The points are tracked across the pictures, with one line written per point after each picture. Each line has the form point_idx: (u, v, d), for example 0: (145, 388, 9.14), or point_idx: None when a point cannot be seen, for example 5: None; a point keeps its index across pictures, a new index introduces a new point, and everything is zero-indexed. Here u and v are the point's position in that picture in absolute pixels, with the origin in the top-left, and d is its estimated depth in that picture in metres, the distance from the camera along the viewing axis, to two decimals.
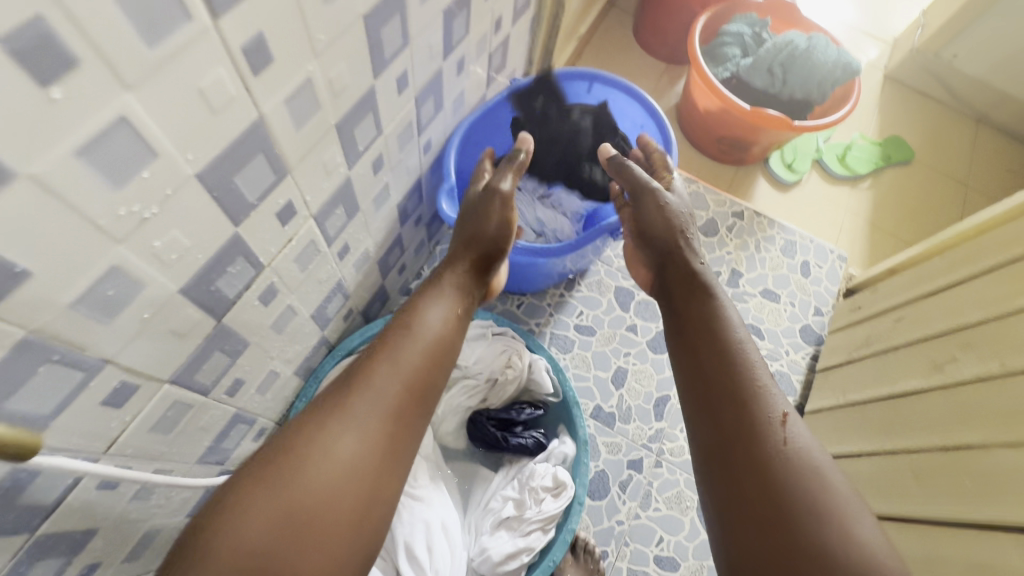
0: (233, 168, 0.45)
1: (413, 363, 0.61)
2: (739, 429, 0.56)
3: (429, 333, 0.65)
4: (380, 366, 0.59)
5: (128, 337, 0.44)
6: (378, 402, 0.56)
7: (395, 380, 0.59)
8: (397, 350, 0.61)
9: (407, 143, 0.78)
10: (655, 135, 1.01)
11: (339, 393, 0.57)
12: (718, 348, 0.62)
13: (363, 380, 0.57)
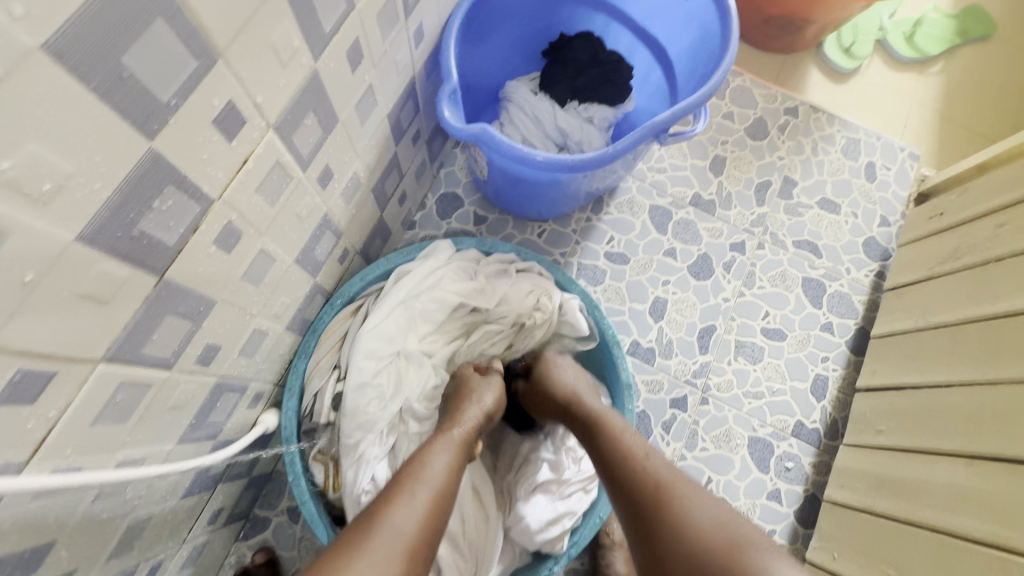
0: (114, 43, 0.29)
1: (433, 503, 0.51)
2: (643, 500, 0.54)
3: (443, 477, 0.54)
4: (404, 501, 0.49)
5: (11, 306, 0.30)
6: (404, 535, 0.46)
7: (421, 517, 0.49)
8: (419, 481, 0.52)
9: (391, 29, 0.59)
10: (705, 8, 0.80)
11: (360, 523, 0.47)
12: (604, 455, 0.61)
13: (384, 512, 0.48)
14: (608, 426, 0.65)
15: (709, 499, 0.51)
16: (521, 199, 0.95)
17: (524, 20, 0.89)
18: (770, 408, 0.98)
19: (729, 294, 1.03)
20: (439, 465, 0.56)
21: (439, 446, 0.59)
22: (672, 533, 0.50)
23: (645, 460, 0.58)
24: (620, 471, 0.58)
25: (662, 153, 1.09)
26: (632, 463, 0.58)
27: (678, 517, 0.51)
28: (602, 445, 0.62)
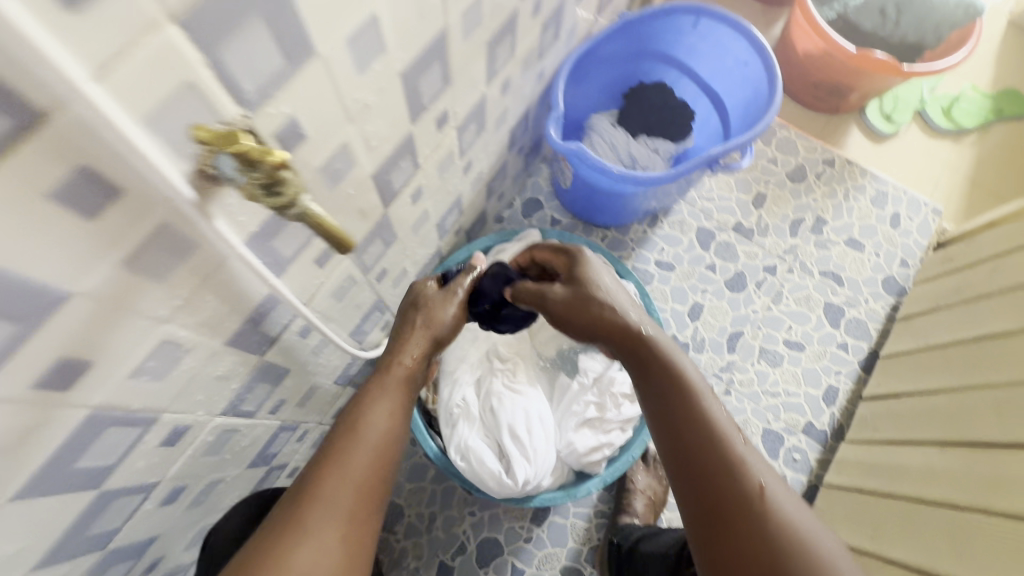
0: (420, 71, 0.54)
1: (393, 412, 0.56)
2: (677, 423, 0.58)
3: (379, 431, 0.54)
4: (369, 413, 0.55)
5: (338, 205, 0.55)
6: (372, 449, 0.53)
7: (387, 425, 0.55)
8: (373, 412, 0.55)
9: (527, 69, 0.84)
10: (758, 73, 1.02)
11: (335, 442, 0.53)
12: (644, 360, 0.63)
13: (358, 426, 0.54)
14: (660, 357, 0.63)
15: (754, 451, 0.55)
16: (593, 207, 1.18)
17: (613, 69, 1.14)
18: (785, 406, 1.14)
19: (758, 307, 1.21)
20: (386, 408, 0.56)
21: (384, 395, 0.57)
22: (720, 468, 0.54)
23: (706, 402, 0.59)
24: (672, 401, 0.59)
25: (712, 185, 1.30)
26: (696, 405, 0.58)
27: (727, 465, 0.54)
28: (655, 377, 0.62)
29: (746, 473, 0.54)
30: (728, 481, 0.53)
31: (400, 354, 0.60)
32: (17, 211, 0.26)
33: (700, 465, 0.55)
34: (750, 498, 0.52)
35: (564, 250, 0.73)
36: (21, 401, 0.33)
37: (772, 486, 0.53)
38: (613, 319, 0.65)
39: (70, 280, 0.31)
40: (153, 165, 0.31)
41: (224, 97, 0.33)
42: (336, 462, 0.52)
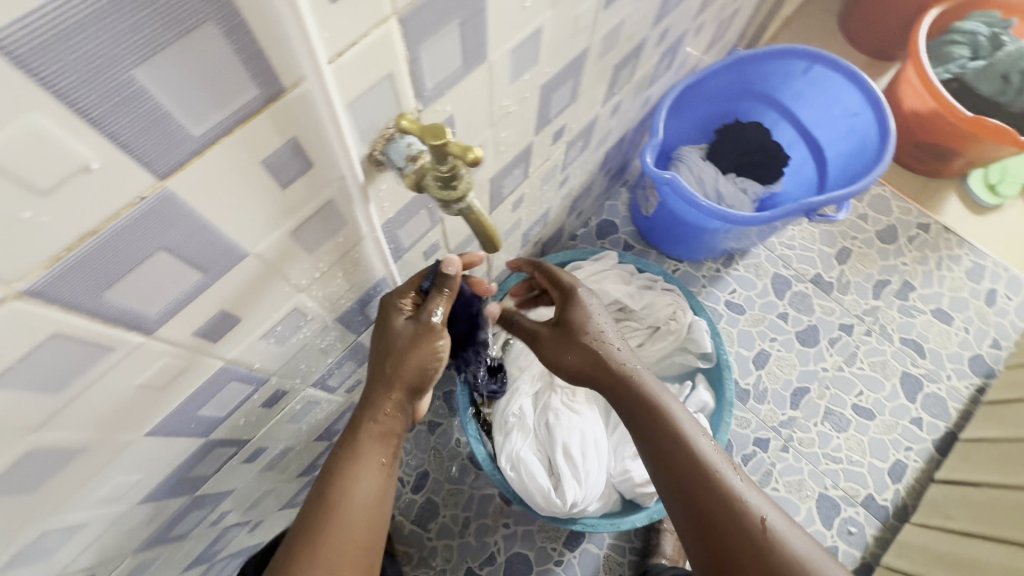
0: (557, 85, 0.55)
1: (382, 476, 0.55)
2: (665, 465, 0.56)
3: (361, 497, 0.53)
4: (349, 486, 0.53)
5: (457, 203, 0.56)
6: (359, 521, 0.53)
7: (372, 491, 0.54)
8: (349, 478, 0.53)
9: (637, 94, 0.85)
10: (869, 126, 1.00)
11: (315, 523, 0.52)
12: (627, 398, 0.62)
13: (339, 502, 0.52)
14: (646, 394, 0.60)
15: (746, 485, 0.54)
16: (670, 238, 1.17)
17: (713, 104, 1.13)
18: (845, 474, 1.08)
19: (829, 365, 1.16)
20: (363, 469, 0.54)
21: (364, 458, 0.54)
22: (710, 509, 0.53)
23: (694, 440, 0.57)
24: (660, 442, 0.57)
25: (794, 233, 1.26)
26: (682, 443, 0.56)
27: (722, 508, 0.52)
28: (643, 417, 0.60)
29: (744, 511, 0.52)
30: (724, 522, 0.52)
31: (374, 413, 0.55)
32: (236, 172, 0.28)
33: (693, 508, 0.53)
34: (752, 534, 0.51)
35: (558, 281, 0.68)
36: (183, 345, 0.35)
37: (774, 521, 0.51)
38: (601, 362, 0.63)
39: (251, 240, 0.33)
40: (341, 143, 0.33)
41: (409, 89, 0.35)
42: (321, 538, 0.51)
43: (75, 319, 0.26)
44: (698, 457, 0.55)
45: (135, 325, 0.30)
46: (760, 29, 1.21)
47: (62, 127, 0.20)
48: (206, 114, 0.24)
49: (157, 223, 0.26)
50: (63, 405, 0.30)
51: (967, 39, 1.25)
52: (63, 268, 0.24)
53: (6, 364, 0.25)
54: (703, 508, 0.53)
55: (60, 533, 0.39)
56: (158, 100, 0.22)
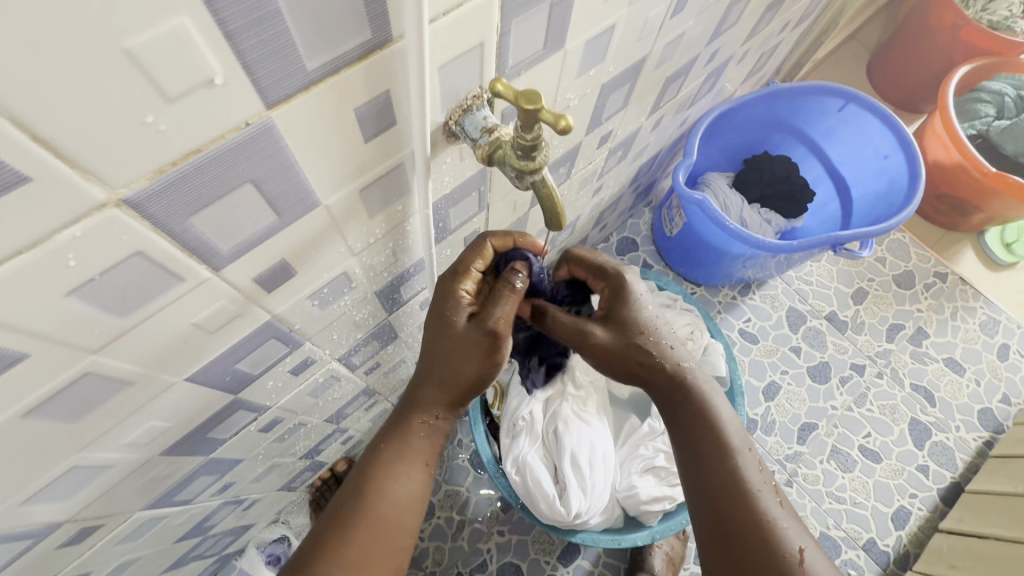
0: (615, 88, 0.56)
1: (423, 476, 0.52)
2: (712, 470, 0.54)
3: (403, 498, 0.50)
4: (389, 481, 0.50)
5: (504, 193, 0.57)
6: (393, 521, 0.49)
7: (412, 491, 0.51)
8: (392, 476, 0.50)
9: (677, 113, 0.87)
10: (899, 168, 1.02)
11: (351, 519, 0.48)
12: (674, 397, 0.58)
13: (377, 497, 0.49)
14: (695, 399, 0.57)
15: (785, 509, 0.52)
16: (690, 261, 1.17)
17: (746, 133, 1.14)
18: (848, 515, 1.06)
19: (838, 404, 1.15)
20: (407, 468, 0.51)
21: (408, 456, 0.51)
22: (739, 519, 0.51)
23: (737, 456, 0.54)
24: (699, 448, 0.55)
25: (813, 269, 1.27)
26: (725, 455, 0.54)
27: (758, 525, 0.50)
28: (684, 411, 0.57)
29: (779, 535, 0.50)
30: (755, 542, 0.50)
31: (426, 412, 0.52)
32: (331, 116, 0.28)
33: (726, 515, 0.52)
34: (785, 561, 0.49)
35: (603, 272, 0.60)
36: (240, 290, 0.35)
37: (811, 554, 0.49)
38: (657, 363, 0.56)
39: (325, 191, 0.33)
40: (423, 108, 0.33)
41: (492, 62, 0.35)
42: (354, 538, 0.47)
43: (158, 241, 0.26)
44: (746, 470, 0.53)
45: (207, 259, 0.30)
46: (795, 67, 1.24)
47: (203, 36, 0.20)
48: (323, 49, 0.25)
49: (253, 154, 0.26)
50: (125, 330, 0.30)
51: (994, 98, 1.27)
52: (163, 183, 0.24)
53: (89, 275, 0.25)
54: (741, 522, 0.51)
55: (83, 472, 0.39)
56: (287, 28, 0.22)
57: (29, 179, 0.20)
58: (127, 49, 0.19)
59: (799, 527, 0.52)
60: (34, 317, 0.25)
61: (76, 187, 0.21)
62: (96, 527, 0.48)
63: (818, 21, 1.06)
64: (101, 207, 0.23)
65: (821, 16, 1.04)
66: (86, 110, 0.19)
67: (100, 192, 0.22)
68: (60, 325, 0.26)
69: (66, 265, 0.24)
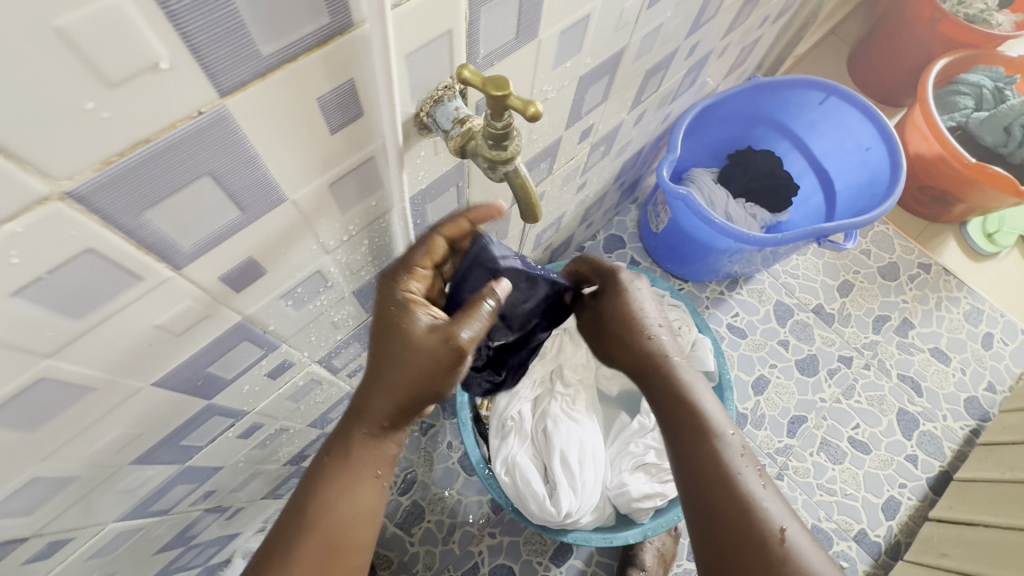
0: (593, 82, 0.56)
1: (376, 488, 0.50)
2: (694, 453, 0.54)
3: (348, 510, 0.48)
4: (336, 497, 0.48)
5: (484, 189, 0.56)
6: (343, 536, 0.48)
7: (363, 505, 0.49)
8: (333, 490, 0.48)
9: (659, 108, 0.87)
10: (881, 160, 1.02)
11: (292, 536, 0.47)
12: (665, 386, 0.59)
13: (321, 517, 0.48)
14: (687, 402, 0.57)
15: (770, 493, 0.51)
16: (677, 256, 1.17)
17: (729, 128, 1.14)
18: (839, 506, 1.06)
19: (827, 396, 1.15)
20: (350, 482, 0.49)
21: (352, 470, 0.49)
22: (727, 505, 0.51)
23: (720, 440, 0.54)
24: (688, 442, 0.55)
25: (799, 262, 1.27)
26: (709, 440, 0.54)
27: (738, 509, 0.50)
28: (672, 409, 0.58)
29: (762, 518, 0.49)
30: (741, 527, 0.49)
31: (366, 423, 0.48)
32: (293, 106, 0.28)
33: (707, 498, 0.52)
34: (768, 546, 0.48)
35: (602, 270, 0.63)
36: (205, 290, 0.34)
37: (794, 534, 0.49)
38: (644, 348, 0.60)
39: (292, 185, 0.32)
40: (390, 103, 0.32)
41: (463, 50, 0.35)
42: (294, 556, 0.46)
43: (111, 236, 0.25)
44: (725, 455, 0.53)
45: (166, 257, 0.29)
46: (776, 62, 1.24)
47: (142, 15, 0.19)
48: (279, 33, 0.24)
49: (208, 144, 0.25)
50: (81, 333, 0.29)
51: (972, 90, 1.28)
52: (111, 175, 0.23)
53: (36, 273, 0.24)
54: (722, 505, 0.51)
55: (47, 483, 0.37)
56: (237, 8, 0.21)
57: None
58: (58, 28, 0.18)
59: (784, 510, 0.51)
60: None
61: (14, 179, 0.20)
62: (66, 541, 0.46)
63: (798, 16, 1.06)
64: (43, 201, 0.22)
65: (801, 9, 1.04)
66: (18, 95, 0.18)
67: (42, 184, 0.21)
68: (9, 327, 0.25)
69: (9, 263, 0.23)
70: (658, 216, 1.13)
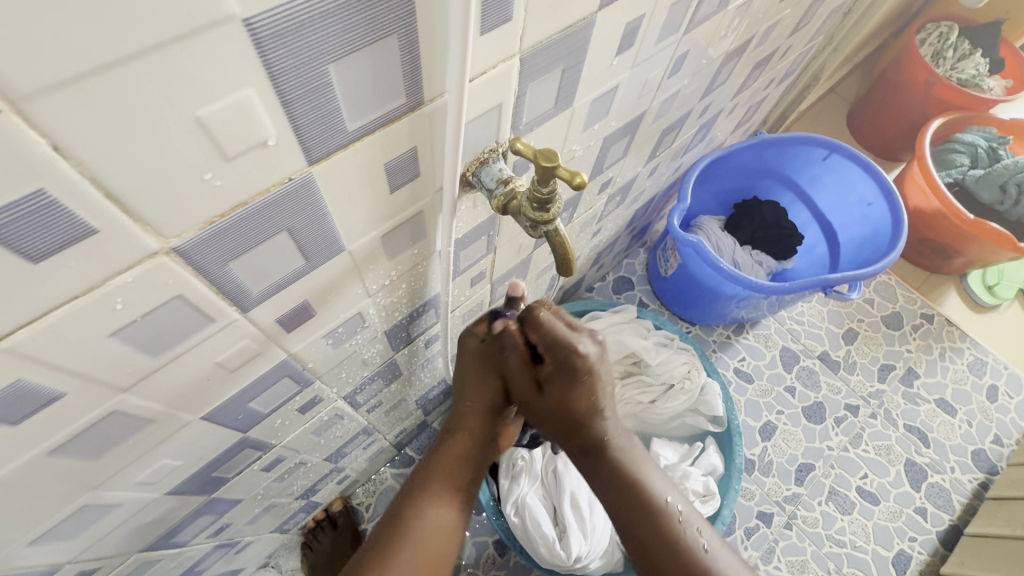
0: (614, 142, 0.60)
1: (456, 504, 0.56)
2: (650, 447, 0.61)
3: (444, 498, 0.56)
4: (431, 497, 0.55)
5: (512, 235, 0.59)
6: (430, 547, 0.53)
7: (448, 516, 0.55)
8: (436, 489, 0.56)
9: (671, 161, 0.91)
10: (883, 215, 1.06)
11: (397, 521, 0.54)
12: None
13: (424, 512, 0.54)
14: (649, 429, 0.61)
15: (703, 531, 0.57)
16: (684, 301, 1.20)
17: (735, 179, 1.19)
18: (849, 559, 1.05)
19: (834, 445, 1.15)
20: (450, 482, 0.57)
21: (443, 479, 0.56)
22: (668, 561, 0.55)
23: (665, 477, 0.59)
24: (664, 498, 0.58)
25: (804, 309, 1.30)
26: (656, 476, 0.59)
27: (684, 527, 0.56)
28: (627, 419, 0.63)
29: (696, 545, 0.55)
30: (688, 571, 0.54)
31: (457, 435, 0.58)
32: (363, 171, 0.31)
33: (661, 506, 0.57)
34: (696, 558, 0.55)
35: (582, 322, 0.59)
36: (262, 331, 0.36)
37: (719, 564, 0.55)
38: None
39: (351, 237, 0.35)
40: (455, 162, 0.33)
41: (509, 120, 0.38)
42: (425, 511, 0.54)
43: (197, 284, 0.28)
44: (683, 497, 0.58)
45: (237, 301, 0.31)
46: (780, 119, 1.30)
47: (263, 104, 0.22)
48: (364, 112, 0.27)
49: (290, 206, 0.28)
50: (154, 369, 0.31)
51: (967, 149, 1.34)
52: (210, 233, 0.26)
53: (132, 317, 0.26)
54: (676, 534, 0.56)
55: (92, 512, 0.38)
56: (335, 94, 0.25)
57: (96, 231, 0.21)
58: (198, 117, 0.21)
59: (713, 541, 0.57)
60: (76, 358, 0.26)
61: (135, 236, 0.23)
62: (93, 570, 0.47)
63: (801, 77, 1.13)
64: (152, 255, 0.24)
65: (805, 71, 1.10)
66: (156, 171, 0.21)
67: (155, 241, 0.24)
68: (97, 365, 0.27)
69: (113, 308, 0.25)
70: (666, 261, 1.17)
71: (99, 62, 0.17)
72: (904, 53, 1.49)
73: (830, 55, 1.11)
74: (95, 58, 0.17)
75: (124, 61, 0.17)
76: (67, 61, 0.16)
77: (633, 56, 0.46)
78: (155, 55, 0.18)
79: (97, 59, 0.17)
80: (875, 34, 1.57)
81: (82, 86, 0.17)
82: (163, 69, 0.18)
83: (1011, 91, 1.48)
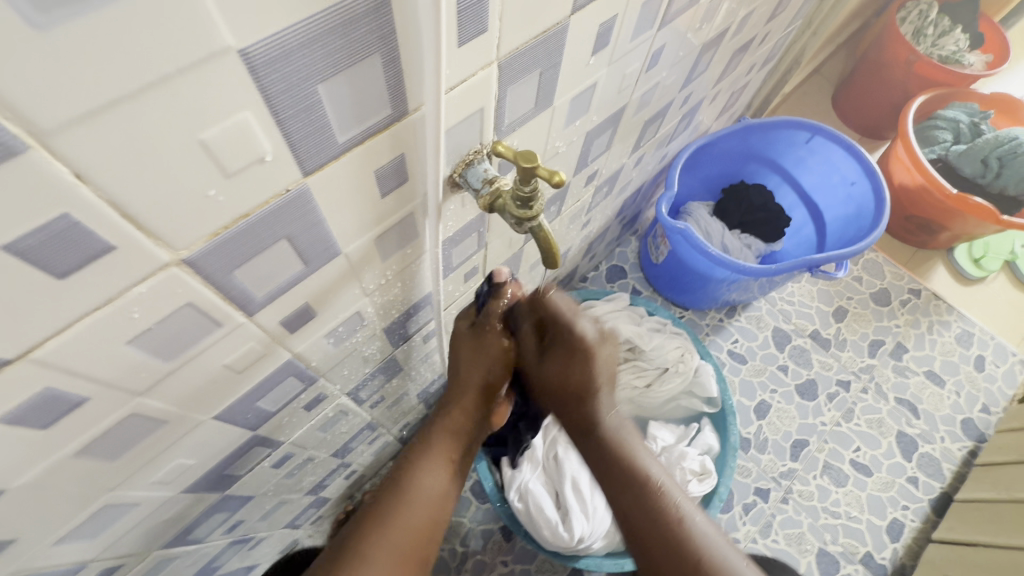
0: (596, 136, 0.61)
1: (447, 475, 0.59)
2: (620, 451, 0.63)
3: (435, 470, 0.58)
4: (423, 470, 0.58)
5: (502, 231, 0.61)
6: (423, 514, 0.56)
7: (438, 486, 0.58)
8: (428, 461, 0.59)
9: (656, 151, 0.93)
10: (865, 194, 1.08)
11: (393, 489, 0.56)
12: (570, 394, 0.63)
13: (415, 485, 0.57)
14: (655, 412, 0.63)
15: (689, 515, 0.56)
16: (676, 286, 1.22)
17: (722, 164, 1.21)
18: (844, 529, 1.08)
19: (827, 420, 1.18)
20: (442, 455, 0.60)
21: (437, 453, 0.60)
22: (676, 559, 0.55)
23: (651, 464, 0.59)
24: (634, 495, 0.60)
25: (795, 289, 1.33)
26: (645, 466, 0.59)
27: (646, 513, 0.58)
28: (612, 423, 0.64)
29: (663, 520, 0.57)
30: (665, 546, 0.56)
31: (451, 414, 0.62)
32: (355, 178, 0.33)
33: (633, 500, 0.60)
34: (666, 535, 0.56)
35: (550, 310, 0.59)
36: (268, 332, 0.38)
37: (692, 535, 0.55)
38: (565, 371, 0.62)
39: (346, 241, 0.37)
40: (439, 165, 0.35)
41: (491, 123, 0.40)
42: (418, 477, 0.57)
43: (206, 292, 0.30)
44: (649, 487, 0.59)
45: (243, 306, 0.33)
46: (763, 103, 1.32)
47: (259, 123, 0.24)
48: (352, 125, 0.29)
49: (288, 214, 0.30)
50: (169, 372, 0.33)
51: (950, 125, 1.36)
52: (216, 243, 0.28)
53: (147, 324, 0.28)
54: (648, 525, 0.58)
55: (115, 510, 0.41)
56: (325, 111, 0.27)
57: (113, 248, 0.23)
58: (202, 140, 0.23)
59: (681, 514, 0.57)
60: (99, 365, 0.28)
61: (148, 250, 0.25)
62: (118, 566, 0.49)
63: (783, 60, 1.14)
64: (164, 267, 0.26)
65: (786, 54, 1.12)
66: (164, 191, 0.23)
67: (166, 253, 0.26)
68: (117, 370, 0.29)
69: (131, 317, 0.27)
70: (657, 247, 1.19)
71: (110, 98, 0.19)
72: (885, 32, 1.50)
73: (811, 38, 1.13)
74: (108, 94, 0.19)
75: (133, 95, 0.19)
76: (85, 97, 0.18)
77: (610, 53, 0.48)
78: (161, 88, 0.20)
79: (111, 95, 0.19)
80: (856, 14, 1.58)
81: (95, 119, 0.19)
82: (167, 99, 0.20)
83: (991, 65, 1.50)
